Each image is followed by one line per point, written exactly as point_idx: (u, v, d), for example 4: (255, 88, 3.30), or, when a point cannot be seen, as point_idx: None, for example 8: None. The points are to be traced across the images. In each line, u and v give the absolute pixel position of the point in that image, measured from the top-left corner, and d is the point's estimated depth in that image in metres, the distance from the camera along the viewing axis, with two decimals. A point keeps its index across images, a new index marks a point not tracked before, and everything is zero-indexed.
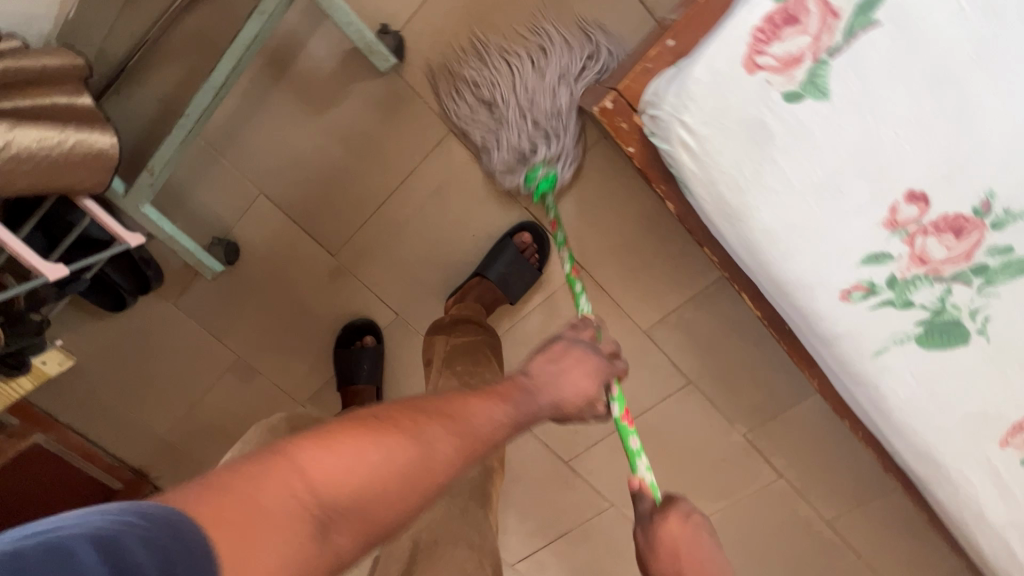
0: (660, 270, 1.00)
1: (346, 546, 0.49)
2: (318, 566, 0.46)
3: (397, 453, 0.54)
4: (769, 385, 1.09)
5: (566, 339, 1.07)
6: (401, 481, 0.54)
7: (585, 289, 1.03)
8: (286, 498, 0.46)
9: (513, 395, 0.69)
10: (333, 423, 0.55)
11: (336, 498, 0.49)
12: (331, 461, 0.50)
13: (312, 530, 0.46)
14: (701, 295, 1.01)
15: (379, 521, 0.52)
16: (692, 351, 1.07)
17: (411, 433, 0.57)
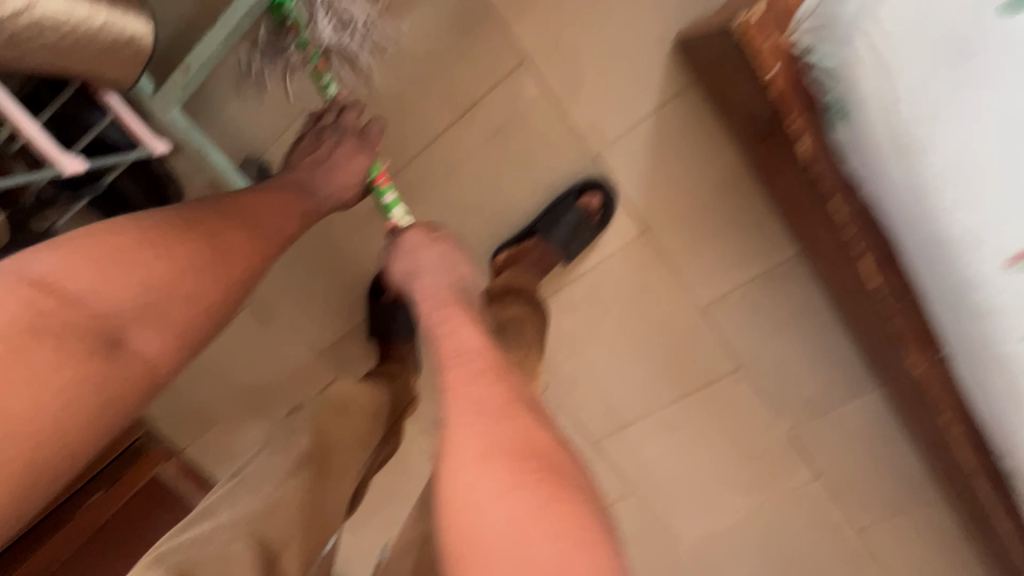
0: (732, 241, 0.92)
1: (160, 357, 0.55)
2: (109, 378, 0.51)
3: (175, 254, 0.57)
4: (825, 378, 1.02)
5: (616, 306, 1.00)
6: (197, 268, 0.58)
7: (644, 254, 0.95)
8: (21, 301, 0.48)
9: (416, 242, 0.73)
10: (126, 227, 0.56)
11: (113, 306, 0.52)
12: (91, 278, 0.52)
13: (91, 348, 0.51)
14: (771, 272, 0.93)
15: (168, 336, 0.56)
16: (750, 332, 1.00)
17: (212, 241, 0.60)
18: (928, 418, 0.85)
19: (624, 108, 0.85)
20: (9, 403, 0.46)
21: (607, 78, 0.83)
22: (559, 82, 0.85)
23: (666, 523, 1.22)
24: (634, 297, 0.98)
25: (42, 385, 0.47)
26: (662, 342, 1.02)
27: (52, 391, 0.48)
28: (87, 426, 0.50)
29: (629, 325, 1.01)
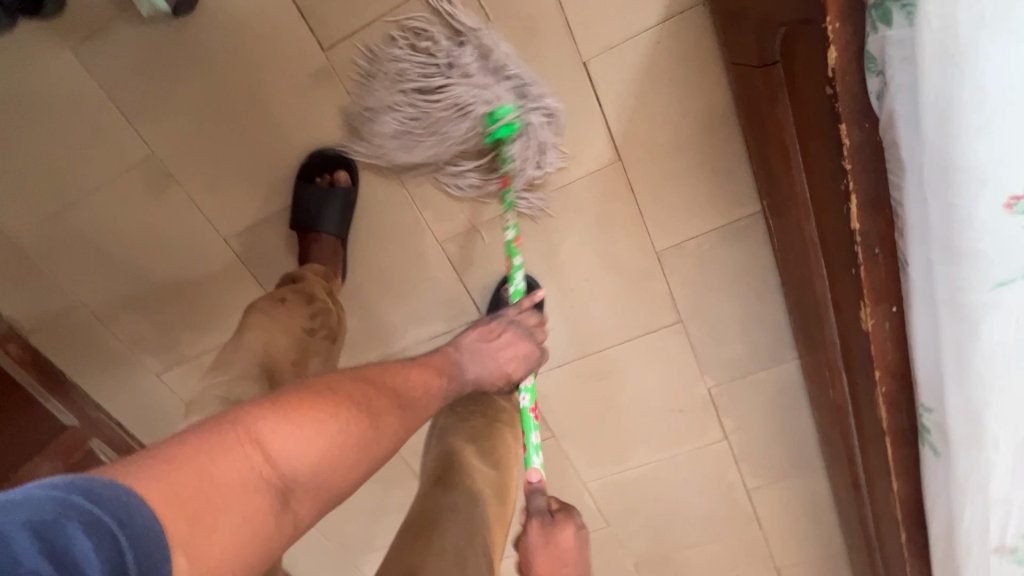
0: (699, 186, 0.89)
1: (308, 517, 0.49)
2: (273, 540, 0.45)
3: (382, 433, 0.57)
4: (753, 344, 1.04)
5: (569, 236, 0.95)
6: (364, 441, 0.54)
7: (611, 184, 0.90)
8: (241, 467, 0.44)
9: (445, 365, 0.75)
10: (308, 390, 0.53)
11: (310, 475, 0.49)
12: (298, 435, 0.49)
13: (270, 500, 0.45)
14: (729, 226, 0.92)
15: (332, 498, 0.51)
16: (696, 288, 0.98)
17: (367, 417, 0.56)
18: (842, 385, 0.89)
19: (622, 15, 0.78)
20: (189, 528, 0.39)
21: None
22: None
23: (575, 468, 1.22)
24: (590, 230, 0.94)
25: (245, 540, 0.43)
26: (608, 283, 0.99)
27: (257, 540, 0.43)
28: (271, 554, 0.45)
29: (579, 259, 0.97)
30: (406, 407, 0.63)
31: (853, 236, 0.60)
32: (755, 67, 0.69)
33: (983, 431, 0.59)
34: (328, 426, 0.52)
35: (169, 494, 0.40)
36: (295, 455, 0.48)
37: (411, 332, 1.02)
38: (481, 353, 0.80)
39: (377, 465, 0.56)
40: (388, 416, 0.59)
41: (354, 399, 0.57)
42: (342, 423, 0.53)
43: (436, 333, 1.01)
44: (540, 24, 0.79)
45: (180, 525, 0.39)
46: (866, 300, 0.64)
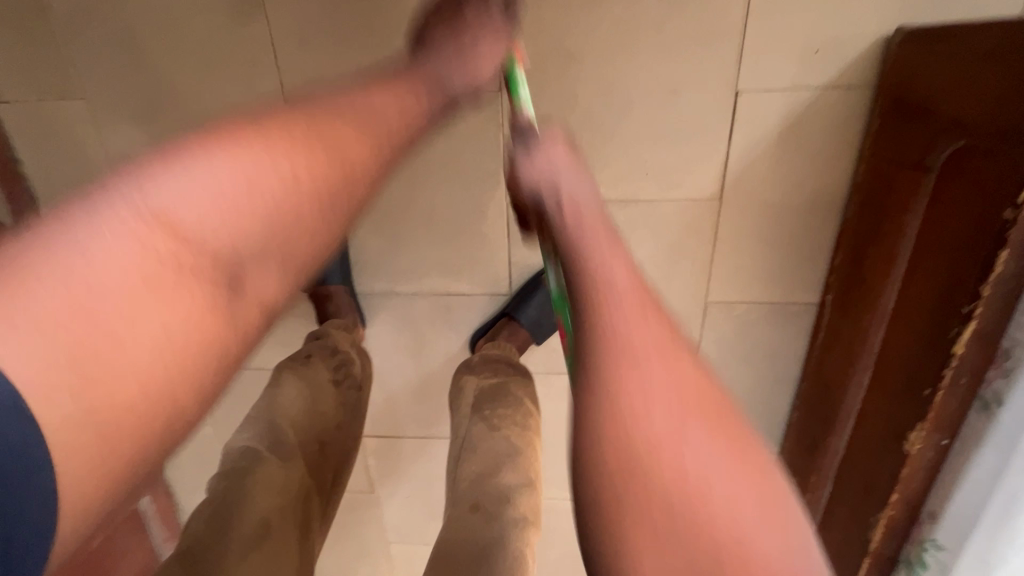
0: (777, 258, 0.88)
1: (275, 295, 0.49)
2: (207, 356, 0.43)
3: (297, 158, 0.48)
4: (747, 427, 1.04)
5: (635, 254, 0.91)
6: (317, 194, 0.50)
7: (701, 222, 0.87)
8: (136, 245, 0.40)
9: (368, 115, 0.56)
10: (217, 140, 0.46)
11: (224, 232, 0.44)
12: (194, 190, 0.43)
13: (207, 292, 0.43)
14: (783, 305, 0.92)
15: (302, 196, 0.48)
16: (723, 350, 0.98)
17: (301, 145, 0.49)
18: (823, 491, 0.91)
19: (793, 66, 0.75)
20: (127, 389, 0.38)
21: (801, 22, 0.73)
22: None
23: None
24: (659, 256, 0.90)
25: (168, 342, 0.40)
26: None
27: (169, 354, 0.40)
28: (194, 401, 0.42)
29: (633, 280, 0.93)
30: (312, 133, 0.51)
31: (947, 362, 0.61)
32: (904, 165, 0.69)
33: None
34: (166, 313, 0.40)
35: (79, 330, 0.37)
36: (183, 196, 0.42)
37: (432, 280, 0.98)
38: (543, 173, 0.52)
39: (327, 207, 0.51)
40: (280, 162, 0.47)
41: (186, 270, 0.42)
42: (182, 288, 0.42)
43: (456, 292, 0.99)
44: (715, 37, 0.75)
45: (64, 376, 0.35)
46: (926, 424, 0.64)
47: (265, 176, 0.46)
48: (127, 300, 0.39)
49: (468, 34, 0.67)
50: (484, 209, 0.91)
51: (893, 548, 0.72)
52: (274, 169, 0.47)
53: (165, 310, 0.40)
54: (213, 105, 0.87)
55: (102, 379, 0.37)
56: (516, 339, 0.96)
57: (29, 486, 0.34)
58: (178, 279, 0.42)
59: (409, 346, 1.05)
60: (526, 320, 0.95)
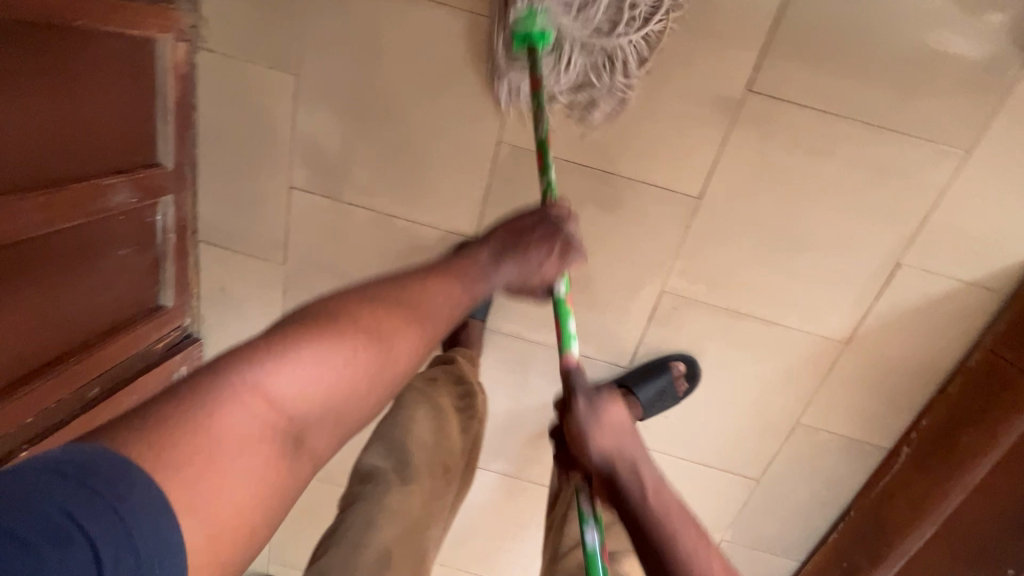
0: (871, 404, 0.99)
1: (325, 453, 0.50)
2: (285, 485, 0.46)
3: (354, 359, 0.51)
4: (786, 534, 1.15)
5: (754, 365, 0.99)
6: (369, 371, 0.53)
7: (822, 356, 0.97)
8: (253, 417, 0.44)
9: (465, 273, 0.69)
10: (342, 326, 0.52)
11: (320, 407, 0.49)
12: (299, 374, 0.47)
13: (280, 447, 0.46)
14: (860, 443, 1.03)
15: (359, 402, 0.52)
16: (793, 466, 1.08)
17: (377, 337, 0.54)
18: None
19: (950, 258, 0.87)
20: (200, 484, 0.40)
21: (971, 226, 0.85)
22: (953, 192, 0.83)
23: None
24: (773, 374, 0.99)
25: (256, 496, 0.43)
26: (742, 419, 1.04)
27: (254, 513, 0.43)
28: (263, 526, 0.44)
29: (742, 386, 1.01)
30: (393, 337, 0.55)
31: None
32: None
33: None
34: (251, 446, 0.43)
35: (191, 469, 0.39)
36: (295, 387, 0.47)
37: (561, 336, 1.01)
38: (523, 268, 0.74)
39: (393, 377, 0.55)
40: (340, 342, 0.51)
41: (267, 441, 0.45)
42: (274, 460, 0.45)
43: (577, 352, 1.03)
44: (898, 214, 0.86)
45: (194, 482, 0.39)
46: None
47: (344, 362, 0.51)
48: (235, 457, 0.42)
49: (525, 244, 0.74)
50: (638, 290, 0.96)
51: None
52: (342, 359, 0.51)
53: (248, 445, 0.43)
54: (426, 121, 0.88)
55: (182, 484, 0.39)
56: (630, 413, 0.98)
57: (165, 525, 0.37)
58: (267, 452, 0.45)
59: (513, 387, 1.09)
60: (644, 396, 0.98)
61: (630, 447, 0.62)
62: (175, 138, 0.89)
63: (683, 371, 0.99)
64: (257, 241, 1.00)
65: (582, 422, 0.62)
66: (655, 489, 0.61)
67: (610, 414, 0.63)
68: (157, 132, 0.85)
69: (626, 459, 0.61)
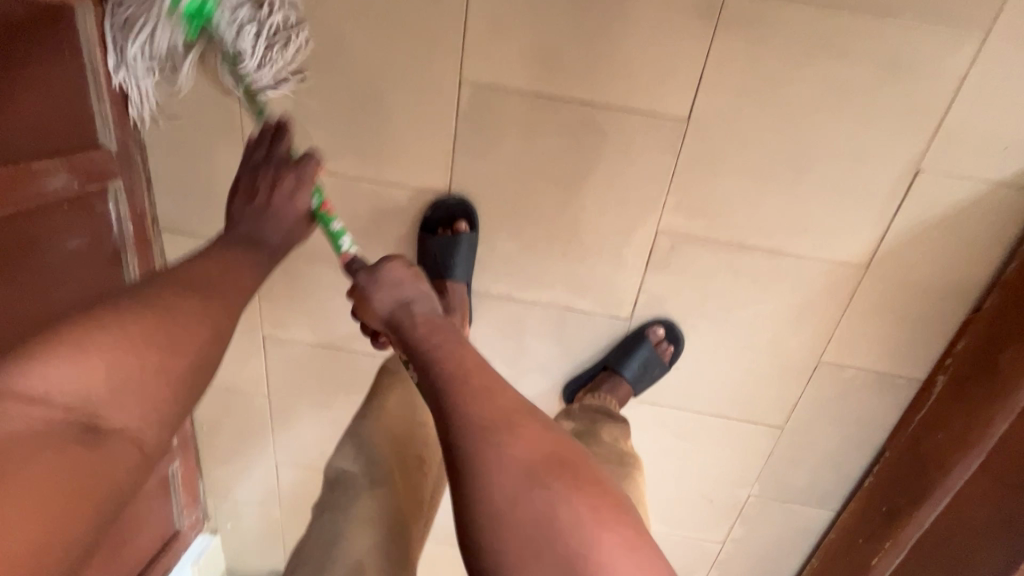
0: (898, 332, 0.91)
1: (64, 410, 0.52)
2: (87, 482, 0.52)
3: (97, 380, 0.54)
4: (817, 482, 1.07)
5: (765, 303, 0.91)
6: (113, 379, 0.55)
7: (840, 284, 0.88)
8: (24, 422, 0.50)
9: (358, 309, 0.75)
10: (88, 339, 0.55)
11: (78, 389, 0.53)
12: (32, 412, 0.50)
13: (72, 437, 0.52)
14: (890, 377, 0.95)
15: (103, 382, 0.55)
16: (818, 409, 1.00)
17: (140, 345, 0.58)
18: (893, 559, 0.94)
19: (975, 159, 0.77)
20: None
21: (997, 119, 0.75)
22: (976, 80, 0.73)
23: None
24: (786, 309, 0.91)
25: (50, 484, 0.50)
26: (758, 361, 0.96)
27: (49, 494, 0.49)
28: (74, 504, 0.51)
29: (754, 328, 0.93)
30: (96, 334, 0.56)
31: None
32: None
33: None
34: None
35: None
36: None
37: (553, 293, 0.94)
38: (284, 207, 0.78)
39: (192, 354, 0.62)
40: (71, 352, 0.53)
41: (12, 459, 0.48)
42: (63, 447, 0.51)
43: (573, 309, 0.95)
44: (914, 115, 0.76)
45: (39, 449, 0.50)
46: None
47: (102, 368, 0.55)
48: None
49: (297, 186, 0.78)
50: (632, 232, 0.88)
51: None
52: (105, 361, 0.55)
53: (4, 476, 0.47)
54: (381, 68, 0.81)
55: None
56: (618, 394, 0.97)
57: None
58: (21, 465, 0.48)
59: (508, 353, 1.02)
60: (630, 373, 0.96)
61: (497, 392, 0.62)
62: (115, 115, 0.82)
63: (664, 336, 0.94)
64: (222, 224, 0.94)
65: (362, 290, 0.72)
66: (505, 473, 0.56)
67: (389, 271, 0.71)
68: (92, 111, 0.78)
69: (505, 435, 0.58)
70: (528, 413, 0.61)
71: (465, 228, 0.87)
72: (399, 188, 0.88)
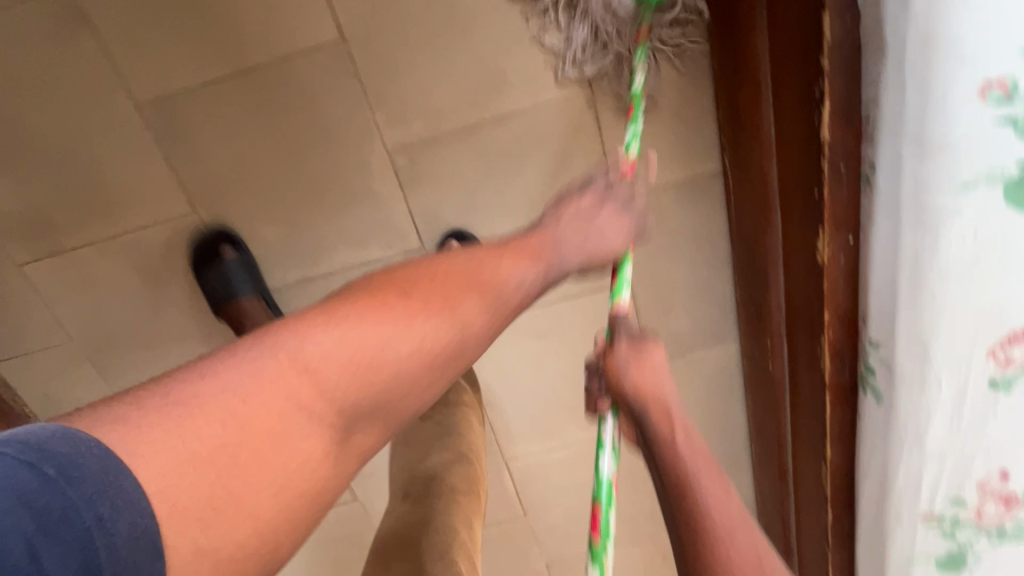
0: (663, 135, 0.88)
1: (347, 390, 0.45)
2: (332, 467, 0.44)
3: (393, 341, 0.48)
4: (699, 318, 1.02)
5: (529, 170, 0.89)
6: (351, 374, 0.46)
7: (580, 117, 0.86)
8: (276, 391, 0.43)
9: (538, 249, 0.64)
10: (380, 293, 0.51)
11: (339, 384, 0.45)
12: (337, 343, 0.46)
13: (328, 434, 0.44)
14: (690, 183, 0.91)
15: (422, 365, 0.50)
16: (649, 247, 0.95)
17: (444, 304, 0.52)
18: (783, 354, 0.87)
19: None
20: (225, 487, 0.39)
21: None
22: None
23: (501, 445, 1.12)
24: (553, 166, 0.89)
25: (297, 483, 0.42)
26: None
27: (298, 485, 0.42)
28: (311, 505, 0.43)
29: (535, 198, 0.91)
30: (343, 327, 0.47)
31: (821, 151, 0.59)
32: None
33: (929, 366, 0.58)
34: (224, 450, 0.39)
35: (211, 467, 0.39)
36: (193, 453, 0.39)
37: (343, 256, 0.94)
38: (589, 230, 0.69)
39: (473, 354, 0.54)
40: (349, 316, 0.48)
41: (273, 426, 0.42)
42: (298, 424, 0.43)
43: (369, 262, 0.94)
44: None
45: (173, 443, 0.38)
46: (826, 226, 0.62)
47: (321, 372, 0.45)
48: (209, 442, 0.39)
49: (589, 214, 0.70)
50: (369, 165, 0.89)
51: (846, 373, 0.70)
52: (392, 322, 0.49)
53: (250, 438, 0.41)
54: (76, 131, 0.86)
55: (170, 484, 0.37)
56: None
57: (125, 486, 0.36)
58: (269, 407, 0.42)
59: None
60: None
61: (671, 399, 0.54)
62: None
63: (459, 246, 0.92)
64: (36, 336, 0.98)
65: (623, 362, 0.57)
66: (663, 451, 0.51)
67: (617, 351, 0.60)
68: None
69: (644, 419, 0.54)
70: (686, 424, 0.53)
71: (230, 252, 0.90)
72: (151, 228, 0.92)
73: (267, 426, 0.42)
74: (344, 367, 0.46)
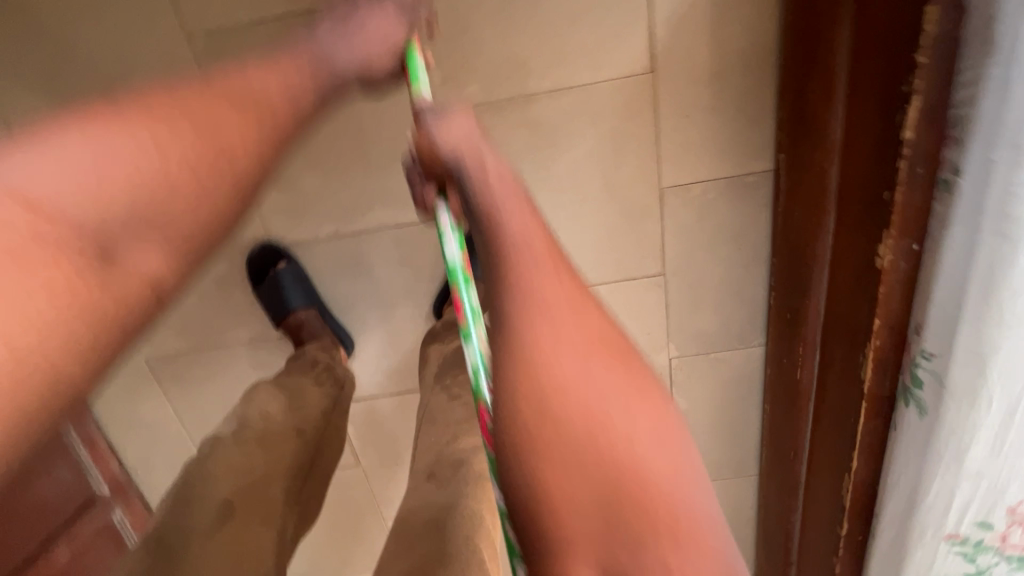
0: (720, 128, 0.86)
1: (142, 265, 0.38)
2: (107, 312, 0.36)
3: (135, 143, 0.39)
4: (729, 319, 1.00)
5: (579, 147, 0.88)
6: (140, 174, 0.38)
7: (638, 99, 0.84)
8: (12, 219, 0.33)
9: (273, 73, 0.49)
10: (149, 98, 0.42)
11: (70, 203, 0.35)
12: (36, 169, 0.34)
13: (80, 263, 0.35)
14: (740, 180, 0.89)
15: (129, 152, 0.38)
16: (688, 241, 0.94)
17: (198, 125, 0.42)
18: (813, 361, 0.86)
19: None
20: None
21: None
22: None
23: None
24: (602, 146, 0.87)
25: (56, 319, 0.33)
26: (603, 211, 0.92)
27: (72, 331, 0.34)
28: (101, 341, 0.35)
29: (579, 177, 0.90)
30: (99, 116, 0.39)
31: (901, 152, 0.58)
32: None
33: (983, 382, 0.57)
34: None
35: None
36: None
37: (377, 216, 0.93)
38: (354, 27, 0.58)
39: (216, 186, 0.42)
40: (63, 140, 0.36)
41: (65, 261, 0.34)
42: (74, 260, 0.34)
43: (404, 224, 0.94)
44: None
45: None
46: (891, 231, 0.61)
47: (109, 167, 0.37)
48: None
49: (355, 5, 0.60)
50: None
51: (888, 384, 0.69)
52: (132, 143, 0.39)
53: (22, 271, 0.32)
54: None
55: None
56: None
57: None
58: (48, 255, 0.33)
59: (368, 294, 0.99)
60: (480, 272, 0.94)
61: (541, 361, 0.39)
62: None
63: None
64: None
65: (429, 197, 0.49)
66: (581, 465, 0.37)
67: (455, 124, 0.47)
68: None
69: (544, 365, 0.38)
70: (574, 273, 0.43)
71: (282, 263, 0.96)
72: None
73: (33, 267, 0.32)
74: (106, 181, 0.37)
